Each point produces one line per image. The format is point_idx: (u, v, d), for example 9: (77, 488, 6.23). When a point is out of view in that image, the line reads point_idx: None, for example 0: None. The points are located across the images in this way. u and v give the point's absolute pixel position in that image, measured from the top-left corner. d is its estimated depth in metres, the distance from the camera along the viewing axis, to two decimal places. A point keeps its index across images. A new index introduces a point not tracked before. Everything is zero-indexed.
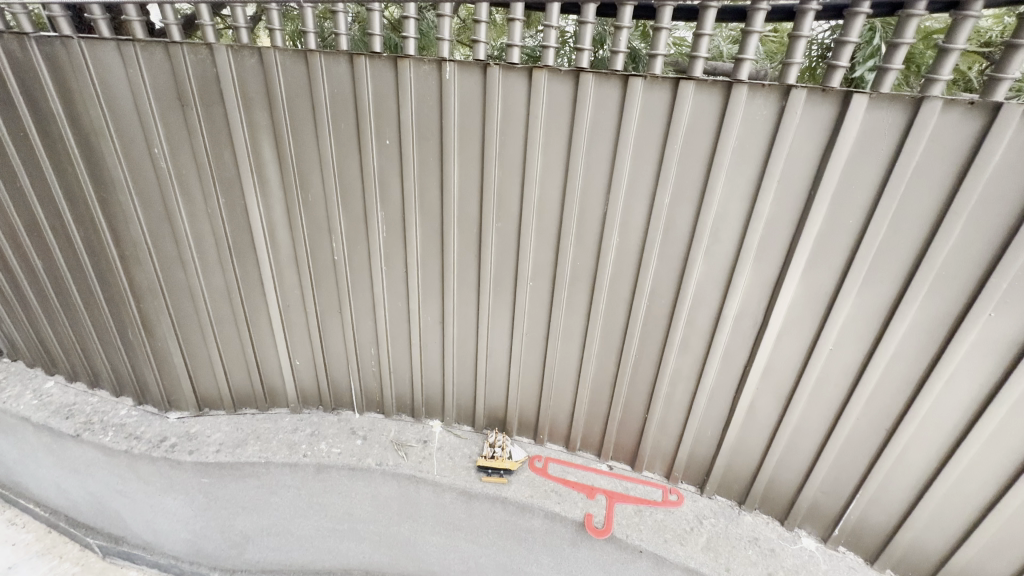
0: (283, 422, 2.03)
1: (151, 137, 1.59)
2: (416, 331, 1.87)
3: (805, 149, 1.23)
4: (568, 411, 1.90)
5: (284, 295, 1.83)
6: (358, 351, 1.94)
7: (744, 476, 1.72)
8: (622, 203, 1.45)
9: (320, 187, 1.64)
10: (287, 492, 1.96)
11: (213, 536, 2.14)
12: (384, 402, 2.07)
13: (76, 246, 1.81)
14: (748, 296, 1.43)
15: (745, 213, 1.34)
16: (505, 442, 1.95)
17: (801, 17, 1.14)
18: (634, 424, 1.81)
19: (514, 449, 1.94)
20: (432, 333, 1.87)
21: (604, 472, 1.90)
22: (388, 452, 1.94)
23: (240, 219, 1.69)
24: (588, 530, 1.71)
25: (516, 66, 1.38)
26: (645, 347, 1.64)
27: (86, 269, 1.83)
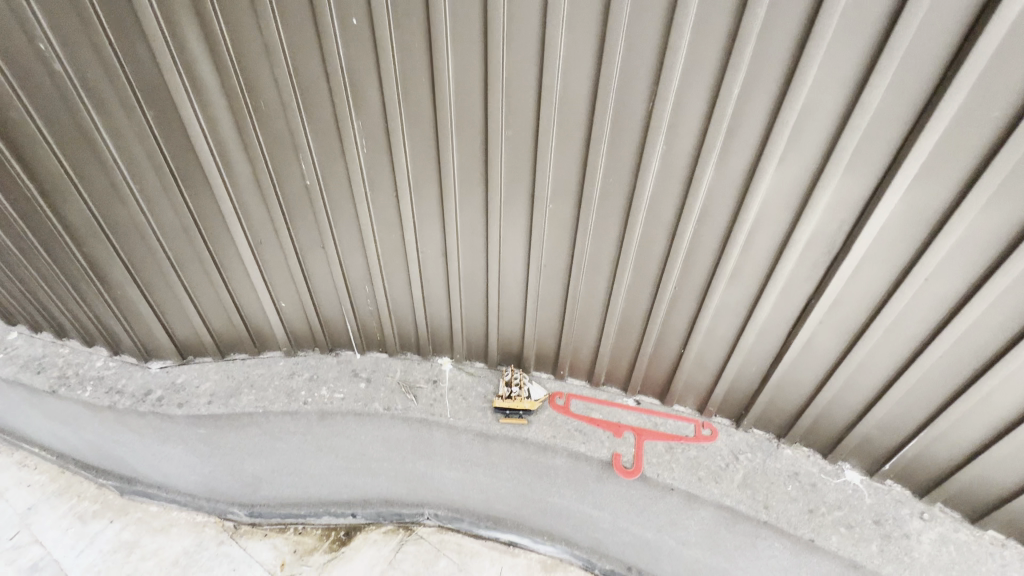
0: (277, 367, 1.85)
1: (32, 29, 1.19)
2: (416, 265, 1.61)
3: (951, 7, 0.86)
4: (592, 347, 1.70)
5: (252, 230, 1.54)
6: (350, 291, 1.69)
7: (788, 411, 1.56)
8: (674, 98, 1.10)
9: (273, 87, 1.25)
10: (293, 437, 1.85)
11: (223, 478, 2.08)
12: (385, 341, 1.86)
13: None
14: (828, 216, 1.15)
15: (843, 107, 1.01)
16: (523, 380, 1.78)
17: None
18: (668, 358, 1.62)
19: (533, 386, 1.77)
20: (435, 266, 1.61)
21: (630, 408, 1.76)
22: (396, 395, 1.79)
23: (177, 135, 1.33)
24: (617, 470, 1.61)
25: None
26: (689, 277, 1.39)
27: (8, 207, 1.52)
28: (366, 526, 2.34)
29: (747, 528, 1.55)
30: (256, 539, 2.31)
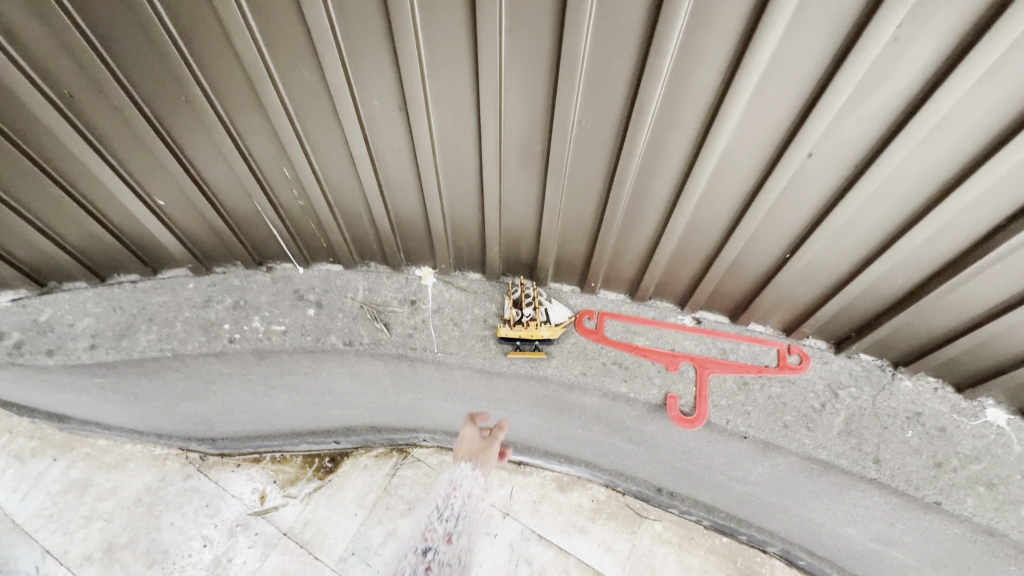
0: (186, 292, 1.30)
1: None
2: (357, 120, 0.95)
3: None
4: (641, 249, 1.15)
5: (56, 78, 0.90)
6: (251, 158, 1.05)
7: (924, 335, 1.10)
8: None
9: None
10: (232, 378, 1.38)
11: (164, 419, 1.67)
12: (334, 249, 1.28)
13: None
14: None
15: None
16: (540, 301, 1.25)
17: None
18: (758, 265, 1.09)
19: (555, 308, 1.25)
20: (389, 120, 0.96)
21: (688, 329, 1.27)
22: (359, 325, 1.27)
23: None
24: (671, 418, 1.17)
25: None
26: (842, 133, 0.80)
27: None
28: (354, 452, 2.04)
29: (839, 480, 1.18)
30: (228, 472, 2.01)
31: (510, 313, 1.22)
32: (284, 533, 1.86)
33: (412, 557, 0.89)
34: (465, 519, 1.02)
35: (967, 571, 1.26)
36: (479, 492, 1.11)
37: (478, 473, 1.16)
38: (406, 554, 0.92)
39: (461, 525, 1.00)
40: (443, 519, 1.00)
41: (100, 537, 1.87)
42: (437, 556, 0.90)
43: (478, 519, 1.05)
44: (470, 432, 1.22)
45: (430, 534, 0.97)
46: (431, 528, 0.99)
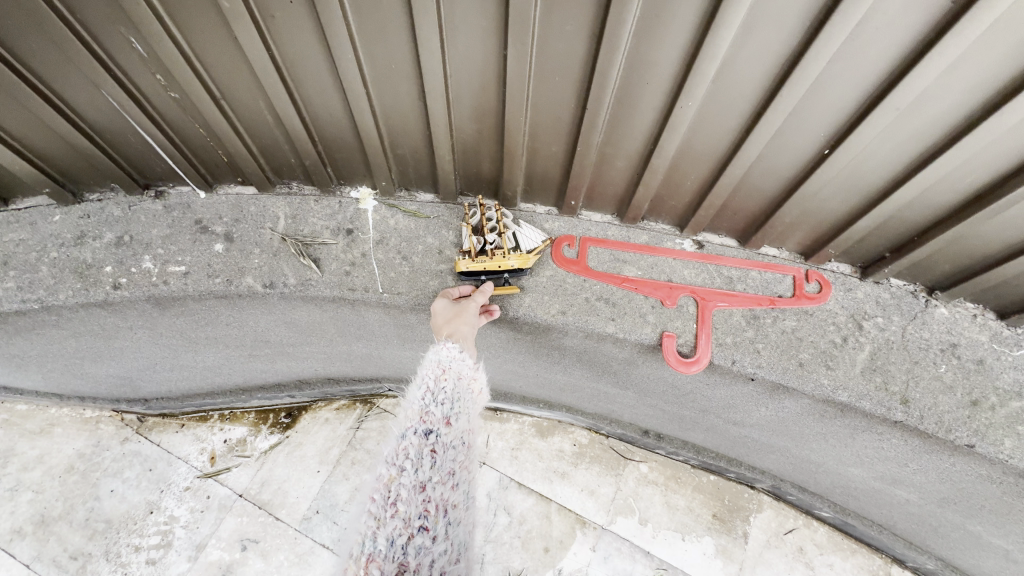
0: (52, 227, 1.01)
1: None
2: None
3: None
4: (635, 152, 0.90)
5: None
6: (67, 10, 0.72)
7: (977, 255, 0.89)
8: None
9: None
10: (134, 332, 1.12)
11: (74, 381, 1.41)
12: (238, 164, 0.99)
13: None
14: None
15: None
16: (506, 224, 1.00)
17: None
18: (781, 168, 0.86)
19: (526, 232, 1.01)
20: None
21: (687, 256, 1.05)
22: (282, 262, 1.01)
23: None
24: (668, 361, 0.98)
25: None
26: None
27: None
28: (313, 405, 1.79)
29: (855, 423, 1.02)
30: (171, 433, 1.75)
31: (469, 242, 0.97)
32: (239, 495, 1.63)
33: (411, 441, 0.69)
34: (465, 392, 0.80)
35: (983, 510, 1.15)
36: (473, 371, 0.84)
37: (466, 354, 0.86)
38: (401, 433, 0.71)
39: (461, 401, 0.78)
40: (438, 399, 0.76)
41: (31, 510, 1.60)
42: (441, 438, 0.71)
43: (477, 396, 0.82)
44: (440, 303, 0.94)
45: (426, 414, 0.73)
46: (426, 410, 0.74)
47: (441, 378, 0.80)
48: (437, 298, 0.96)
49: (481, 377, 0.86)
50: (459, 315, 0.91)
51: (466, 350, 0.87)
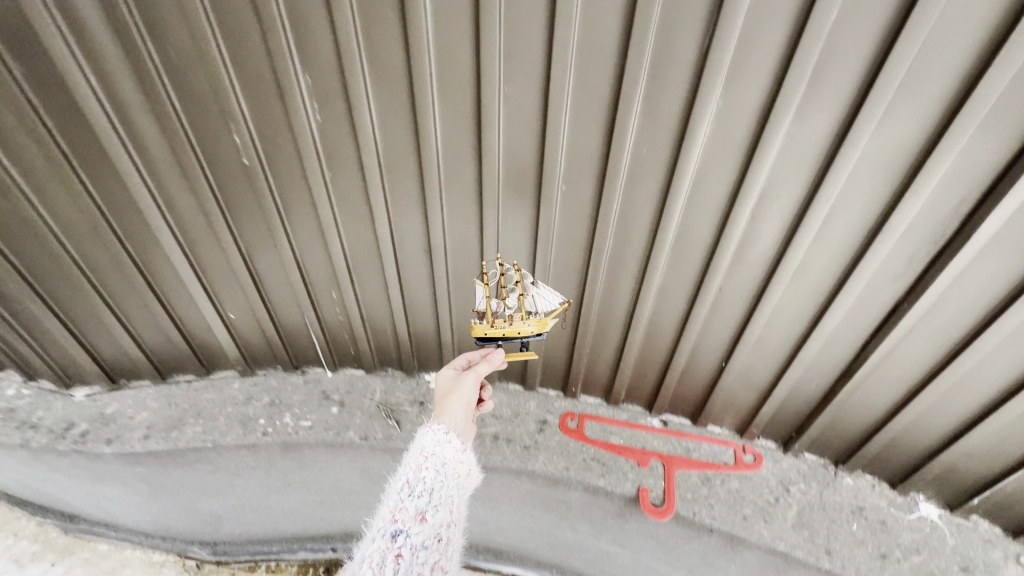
0: (231, 391, 1.54)
1: None
2: (395, 257, 1.24)
3: None
4: (611, 359, 1.41)
5: (187, 229, 1.20)
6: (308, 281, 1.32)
7: (851, 437, 1.30)
8: (743, 21, 0.78)
9: (188, 34, 0.89)
10: (254, 471, 1.54)
11: (178, 516, 1.76)
12: (359, 356, 1.54)
13: None
14: (934, 200, 0.86)
15: (975, 49, 0.72)
16: (524, 288, 1.07)
17: None
18: (704, 374, 1.35)
19: (542, 291, 1.07)
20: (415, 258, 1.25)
21: (656, 430, 1.47)
22: (374, 422, 1.48)
23: (64, 99, 0.97)
24: (644, 510, 1.32)
25: None
26: (739, 276, 1.10)
27: None
28: None
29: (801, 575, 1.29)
30: None
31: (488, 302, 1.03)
32: None
33: (379, 543, 0.79)
34: (445, 481, 0.91)
35: None
36: (459, 454, 0.96)
37: (452, 438, 0.98)
38: (374, 534, 0.82)
39: (439, 493, 0.89)
40: (415, 493, 0.87)
41: None
42: (409, 537, 0.81)
43: (460, 479, 0.94)
44: (446, 374, 1.12)
45: (400, 513, 0.84)
46: (401, 507, 0.85)
47: (422, 468, 0.92)
48: (442, 370, 1.15)
49: (467, 456, 0.98)
50: (455, 387, 1.07)
51: (453, 432, 1.00)
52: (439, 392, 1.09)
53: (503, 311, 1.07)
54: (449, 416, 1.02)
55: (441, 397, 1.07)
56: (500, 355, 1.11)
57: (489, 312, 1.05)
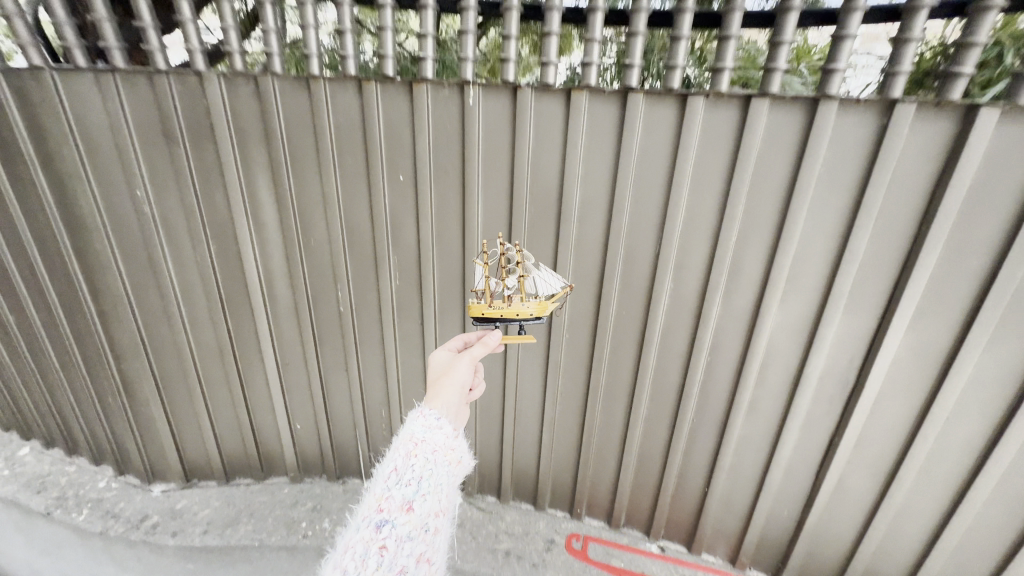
0: (281, 495, 1.77)
1: (131, 178, 1.30)
2: None
3: (913, 181, 0.98)
4: (611, 483, 1.62)
5: (283, 353, 1.56)
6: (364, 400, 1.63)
7: (831, 566, 1.43)
8: (682, 236, 1.18)
9: (325, 228, 1.36)
10: None
11: None
12: None
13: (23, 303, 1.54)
14: (835, 355, 1.18)
15: (832, 259, 1.10)
16: (523, 270, 1.16)
17: (911, 17, 0.89)
18: (692, 499, 1.54)
19: (540, 278, 1.17)
20: None
21: (654, 555, 1.60)
22: None
23: (236, 265, 1.42)
24: None
25: (552, 85, 1.11)
26: (707, 410, 1.37)
27: (41, 332, 1.57)
28: None
29: None
30: None
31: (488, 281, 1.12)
32: None
33: (362, 535, 0.69)
34: (435, 468, 0.78)
35: None
36: (451, 440, 0.84)
37: (445, 423, 0.85)
38: (356, 524, 0.72)
39: (428, 480, 0.76)
40: (402, 481, 0.75)
41: None
42: (394, 529, 0.70)
43: (452, 466, 0.82)
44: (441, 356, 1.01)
45: (385, 501, 0.73)
46: (386, 495, 0.73)
47: (410, 455, 0.79)
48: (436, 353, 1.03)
49: (462, 441, 0.85)
50: (450, 370, 0.96)
51: (445, 419, 0.86)
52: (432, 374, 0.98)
53: (501, 292, 1.14)
54: (442, 400, 0.89)
55: (434, 379, 0.96)
56: (497, 338, 1.05)
57: (489, 290, 1.13)
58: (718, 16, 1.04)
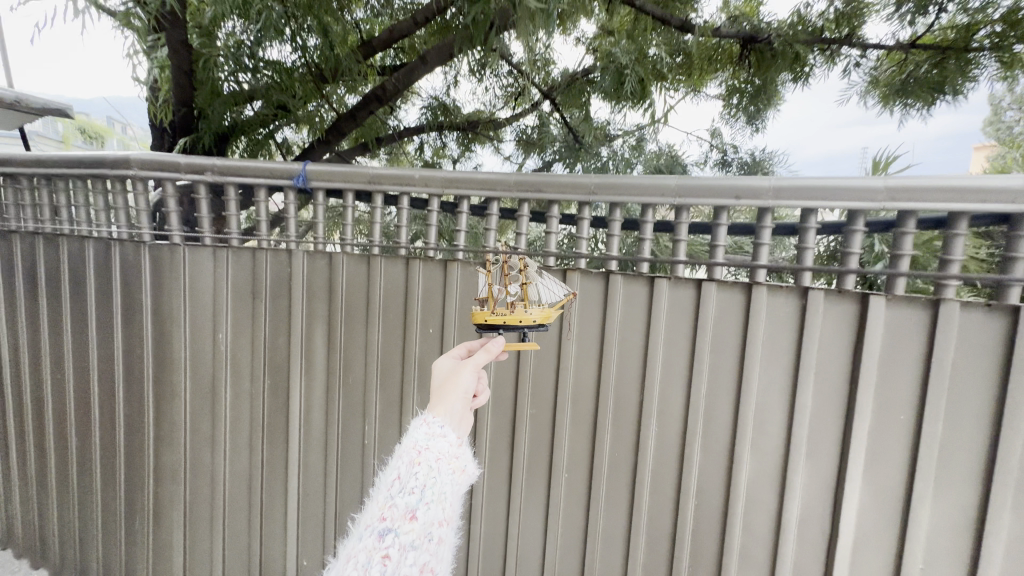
0: None
1: (218, 326, 1.66)
2: None
3: (837, 347, 1.23)
4: None
5: (306, 483, 1.67)
6: None
7: None
8: (660, 386, 1.40)
9: (362, 369, 1.60)
10: None
11: None
12: None
13: (95, 424, 1.80)
14: (809, 500, 1.30)
15: (788, 410, 1.29)
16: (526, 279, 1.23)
17: (804, 233, 1.23)
18: None
19: (541, 286, 1.25)
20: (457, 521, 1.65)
21: None
22: None
23: (281, 399, 1.66)
24: None
25: (551, 266, 1.47)
26: (701, 557, 1.42)
27: (102, 453, 1.80)
28: None
29: None
30: None
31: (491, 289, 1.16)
32: None
33: (364, 545, 0.64)
34: (440, 477, 0.70)
35: None
36: (457, 448, 0.74)
37: (451, 432, 0.75)
38: (358, 532, 0.66)
39: (433, 489, 0.69)
40: (405, 489, 0.68)
41: None
42: (398, 540, 0.64)
43: (457, 476, 0.72)
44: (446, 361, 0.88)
45: (388, 509, 0.67)
46: (389, 503, 0.67)
47: (413, 463, 0.70)
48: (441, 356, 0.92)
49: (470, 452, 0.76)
50: (454, 375, 0.84)
51: (451, 426, 0.77)
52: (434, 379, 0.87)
53: (506, 298, 1.19)
54: (445, 408, 0.79)
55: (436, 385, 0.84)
56: (501, 344, 0.95)
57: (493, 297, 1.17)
58: (672, 226, 1.44)
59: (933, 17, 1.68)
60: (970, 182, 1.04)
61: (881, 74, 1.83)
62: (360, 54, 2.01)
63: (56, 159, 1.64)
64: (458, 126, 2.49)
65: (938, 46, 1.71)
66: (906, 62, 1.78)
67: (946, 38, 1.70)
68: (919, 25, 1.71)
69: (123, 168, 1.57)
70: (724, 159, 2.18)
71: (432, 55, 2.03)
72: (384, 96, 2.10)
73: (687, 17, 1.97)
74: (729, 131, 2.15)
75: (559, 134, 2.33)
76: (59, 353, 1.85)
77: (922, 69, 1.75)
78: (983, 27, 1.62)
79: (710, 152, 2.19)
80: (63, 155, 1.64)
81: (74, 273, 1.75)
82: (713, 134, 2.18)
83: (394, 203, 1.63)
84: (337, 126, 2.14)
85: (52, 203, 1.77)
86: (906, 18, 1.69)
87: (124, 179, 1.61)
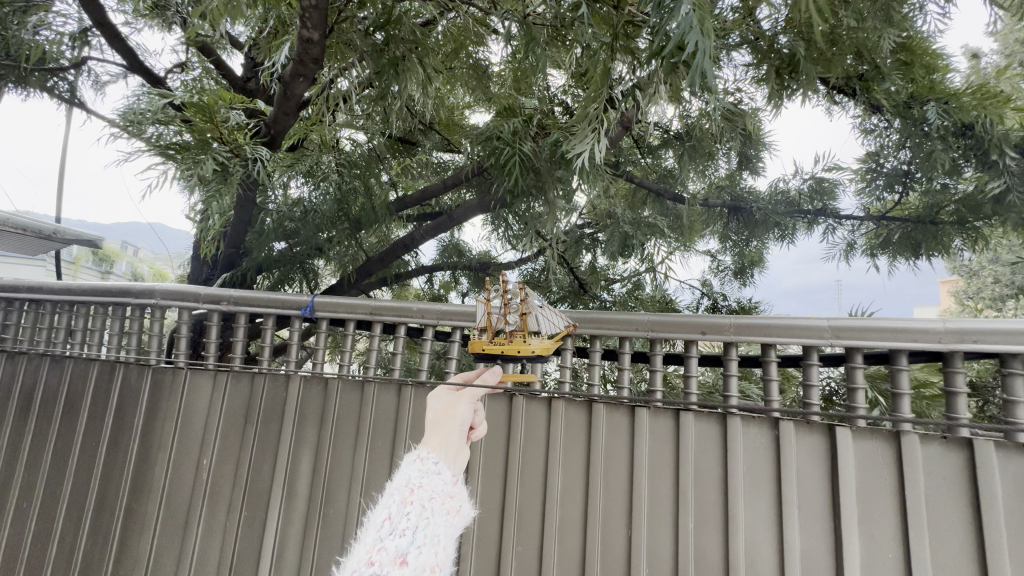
0: None
1: (205, 450, 1.66)
2: None
3: (814, 479, 1.25)
4: None
5: None
6: None
7: None
8: (647, 519, 1.38)
9: (345, 501, 1.55)
10: None
11: None
12: None
13: (52, 558, 1.70)
14: None
15: (777, 545, 1.26)
16: (524, 308, 1.21)
17: (766, 365, 1.33)
18: None
19: (541, 315, 1.23)
20: None
21: None
22: None
23: (258, 532, 1.58)
24: None
25: (537, 396, 1.55)
26: None
27: None
28: None
29: None
30: None
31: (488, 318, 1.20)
32: None
33: None
34: (432, 517, 0.79)
35: None
36: (451, 487, 0.85)
37: (443, 469, 0.87)
38: None
39: (423, 529, 0.77)
40: (395, 531, 0.75)
41: None
42: None
43: (451, 515, 0.82)
44: (442, 395, 1.08)
45: (377, 554, 0.72)
46: (378, 546, 0.73)
47: (405, 502, 0.80)
48: (438, 387, 1.12)
49: (461, 492, 0.87)
50: (451, 405, 1.05)
51: (444, 465, 0.89)
52: (432, 409, 1.04)
53: (503, 327, 1.21)
54: (444, 444, 0.94)
55: (441, 414, 1.03)
56: (495, 375, 1.15)
57: (490, 326, 1.22)
58: (648, 357, 1.54)
59: (898, 194, 1.91)
60: (898, 322, 1.18)
61: (860, 235, 2.06)
62: (393, 208, 2.30)
63: (84, 288, 1.80)
64: (467, 266, 2.79)
65: (909, 218, 1.90)
66: (880, 229, 1.99)
67: (915, 212, 1.89)
68: (888, 197, 1.95)
69: (146, 297, 1.72)
70: (715, 305, 2.31)
71: (459, 214, 2.27)
72: (409, 244, 2.27)
73: (679, 191, 2.41)
74: (718, 281, 2.44)
75: (566, 278, 2.56)
76: (30, 481, 1.80)
77: (895, 236, 1.95)
78: (949, 203, 1.77)
79: (702, 297, 2.34)
80: (93, 284, 1.80)
81: (71, 395, 1.80)
82: (705, 284, 2.39)
83: (392, 332, 1.74)
84: (361, 267, 2.30)
85: (67, 327, 1.88)
86: (876, 192, 1.96)
87: (144, 307, 1.75)
